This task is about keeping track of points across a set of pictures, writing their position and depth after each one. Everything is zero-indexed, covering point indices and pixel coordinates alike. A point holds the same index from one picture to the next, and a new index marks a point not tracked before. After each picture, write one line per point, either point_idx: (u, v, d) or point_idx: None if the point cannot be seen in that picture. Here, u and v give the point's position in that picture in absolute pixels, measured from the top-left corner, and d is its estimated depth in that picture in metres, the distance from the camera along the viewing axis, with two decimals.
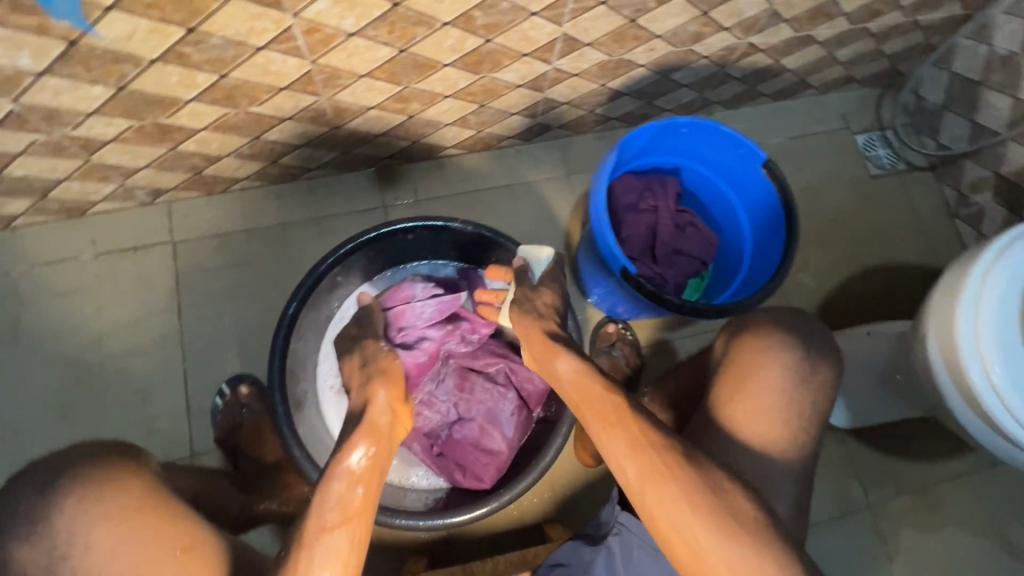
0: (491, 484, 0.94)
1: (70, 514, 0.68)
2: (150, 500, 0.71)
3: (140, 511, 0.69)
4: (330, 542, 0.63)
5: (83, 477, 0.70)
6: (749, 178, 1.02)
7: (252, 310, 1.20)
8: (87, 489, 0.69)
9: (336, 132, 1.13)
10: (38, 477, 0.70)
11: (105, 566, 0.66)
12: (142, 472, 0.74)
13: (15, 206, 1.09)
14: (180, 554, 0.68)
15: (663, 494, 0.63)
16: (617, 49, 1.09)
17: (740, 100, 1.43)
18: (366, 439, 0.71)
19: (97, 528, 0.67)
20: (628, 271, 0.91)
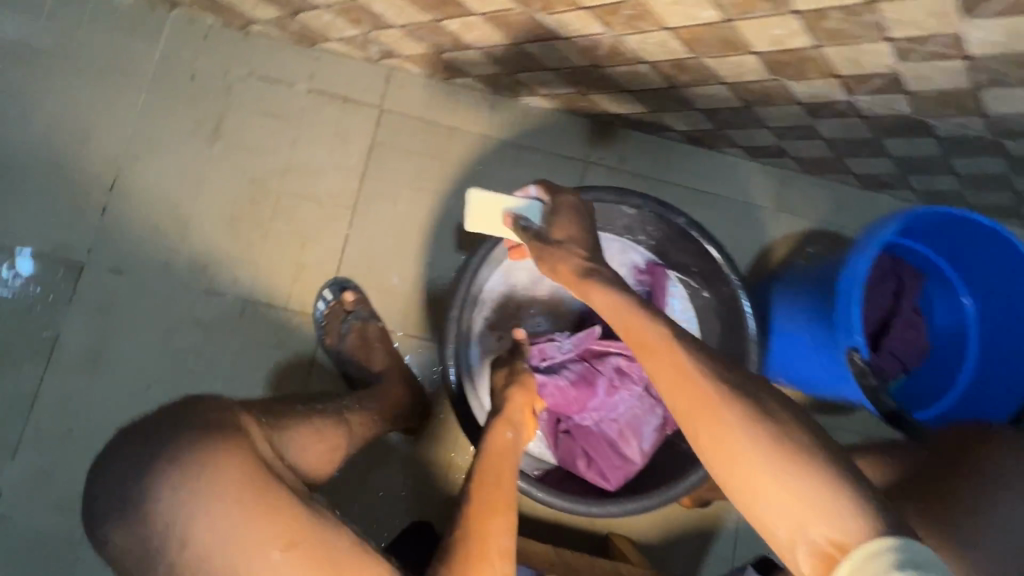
0: (614, 487, 0.88)
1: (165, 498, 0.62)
2: (257, 478, 0.64)
3: (241, 497, 0.62)
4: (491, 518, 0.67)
5: (178, 452, 0.63)
6: (1008, 308, 0.89)
7: (426, 206, 1.16)
8: (182, 466, 0.63)
9: (590, 71, 1.05)
10: (129, 448, 0.65)
11: (210, 555, 0.61)
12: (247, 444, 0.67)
13: (264, 13, 1.07)
14: (283, 552, 0.61)
15: (744, 467, 0.53)
16: (929, 110, 0.95)
17: (991, 213, 1.26)
18: (506, 425, 0.79)
19: (197, 515, 0.61)
20: (857, 354, 0.81)
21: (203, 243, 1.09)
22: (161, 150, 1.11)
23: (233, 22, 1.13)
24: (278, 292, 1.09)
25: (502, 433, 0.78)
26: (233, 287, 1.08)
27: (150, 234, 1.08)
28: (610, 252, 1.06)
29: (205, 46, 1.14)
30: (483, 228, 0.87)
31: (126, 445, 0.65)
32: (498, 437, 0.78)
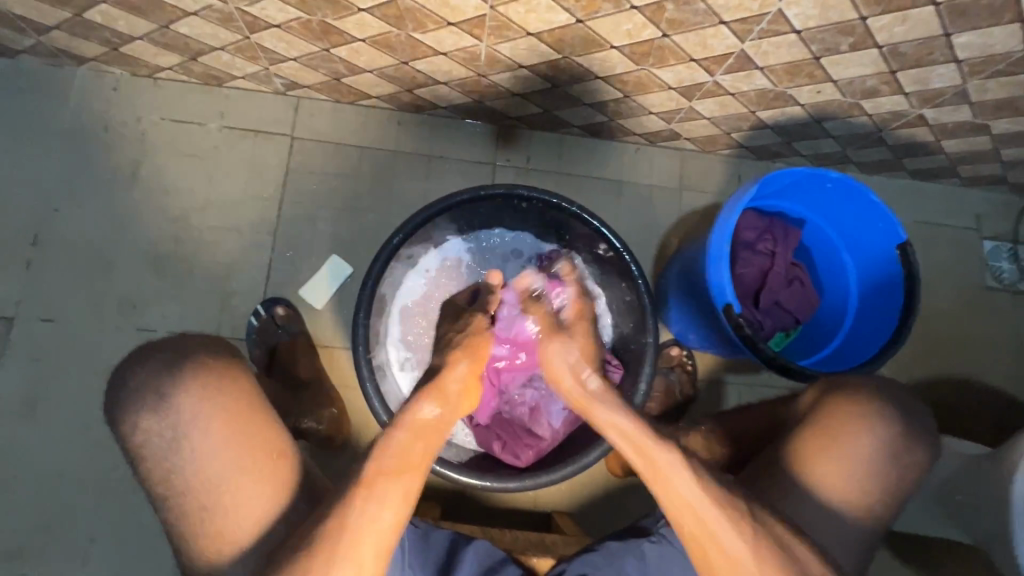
0: (524, 465, 0.96)
1: (204, 378, 0.69)
2: (257, 405, 0.70)
3: (250, 410, 0.70)
4: (387, 488, 0.63)
5: (203, 362, 0.70)
6: (874, 251, 0.98)
7: (345, 223, 1.21)
8: (210, 378, 0.69)
9: (478, 80, 1.11)
10: (167, 352, 0.71)
11: (212, 454, 0.67)
12: (249, 371, 0.73)
13: (166, 60, 1.14)
14: (273, 459, 0.69)
15: (714, 531, 0.64)
16: (784, 81, 1.04)
17: (876, 166, 1.35)
18: (429, 399, 0.69)
19: (214, 411, 0.68)
20: (731, 310, 0.88)
21: (131, 283, 1.13)
22: (83, 200, 1.16)
23: (140, 71, 1.18)
24: (209, 321, 1.14)
25: (421, 411, 0.68)
26: (162, 322, 1.13)
27: (78, 280, 1.12)
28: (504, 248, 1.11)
29: (117, 97, 1.19)
30: (318, 294, 1.16)
31: (152, 354, 0.70)
32: (416, 413, 0.68)
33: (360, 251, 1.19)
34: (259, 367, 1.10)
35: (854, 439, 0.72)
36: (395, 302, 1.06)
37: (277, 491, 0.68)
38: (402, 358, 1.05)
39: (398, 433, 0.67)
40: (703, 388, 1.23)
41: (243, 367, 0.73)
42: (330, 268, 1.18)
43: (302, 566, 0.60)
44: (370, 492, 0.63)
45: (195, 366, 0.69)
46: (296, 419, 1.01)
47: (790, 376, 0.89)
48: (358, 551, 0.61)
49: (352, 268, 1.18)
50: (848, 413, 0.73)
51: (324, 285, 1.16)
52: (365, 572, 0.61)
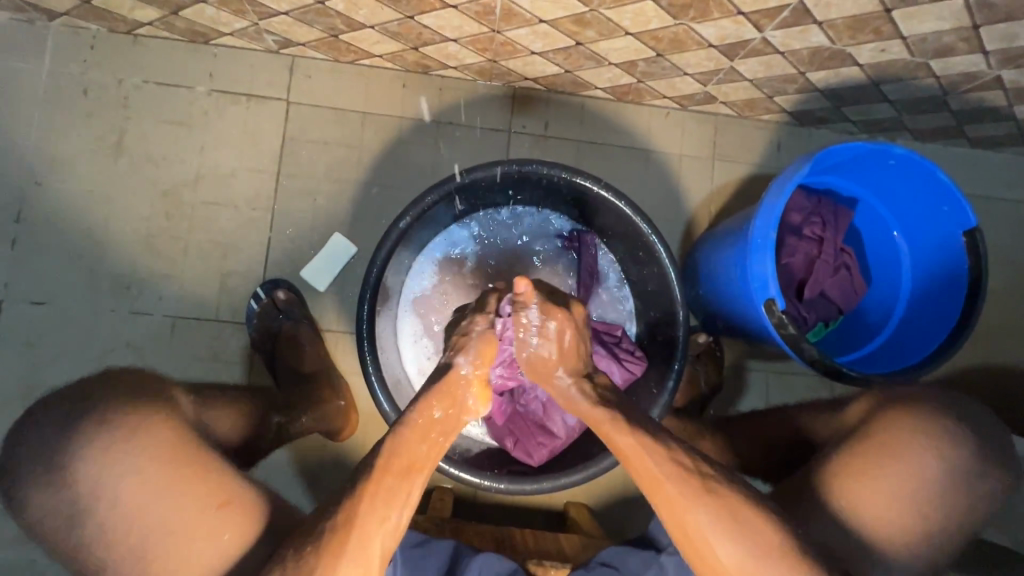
0: (538, 464, 0.91)
1: (106, 439, 0.62)
2: (175, 455, 0.63)
3: (169, 461, 0.63)
4: (394, 487, 0.56)
5: (105, 418, 0.64)
6: (935, 239, 0.87)
7: (347, 198, 1.11)
8: (114, 439, 0.62)
9: (492, 36, 0.99)
10: (64, 412, 0.65)
11: (137, 518, 0.60)
12: (162, 418, 0.66)
13: (144, 14, 1.02)
14: (214, 510, 0.62)
15: (673, 499, 0.57)
16: (844, 37, 0.90)
17: (933, 134, 1.22)
18: (440, 400, 0.61)
19: (126, 475, 0.61)
20: (774, 306, 0.79)
21: (122, 265, 1.07)
22: (66, 172, 1.07)
23: (117, 27, 1.07)
24: (206, 305, 1.07)
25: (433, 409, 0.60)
26: (158, 304, 1.06)
27: (66, 260, 1.06)
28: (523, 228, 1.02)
29: (94, 57, 1.09)
30: (319, 274, 1.08)
31: (51, 415, 0.65)
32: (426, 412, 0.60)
33: (364, 228, 1.11)
34: (260, 354, 1.04)
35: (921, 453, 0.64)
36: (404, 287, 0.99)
37: (226, 540, 0.61)
38: (413, 346, 1.00)
39: (406, 431, 0.59)
40: (727, 374, 1.16)
41: (156, 414, 0.66)
42: (333, 245, 1.09)
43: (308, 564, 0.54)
44: (379, 490, 0.56)
45: (98, 423, 0.63)
46: (289, 423, 0.93)
47: (834, 379, 0.81)
48: (373, 544, 0.55)
49: (356, 247, 1.10)
50: (909, 430, 0.65)
51: (327, 266, 1.09)
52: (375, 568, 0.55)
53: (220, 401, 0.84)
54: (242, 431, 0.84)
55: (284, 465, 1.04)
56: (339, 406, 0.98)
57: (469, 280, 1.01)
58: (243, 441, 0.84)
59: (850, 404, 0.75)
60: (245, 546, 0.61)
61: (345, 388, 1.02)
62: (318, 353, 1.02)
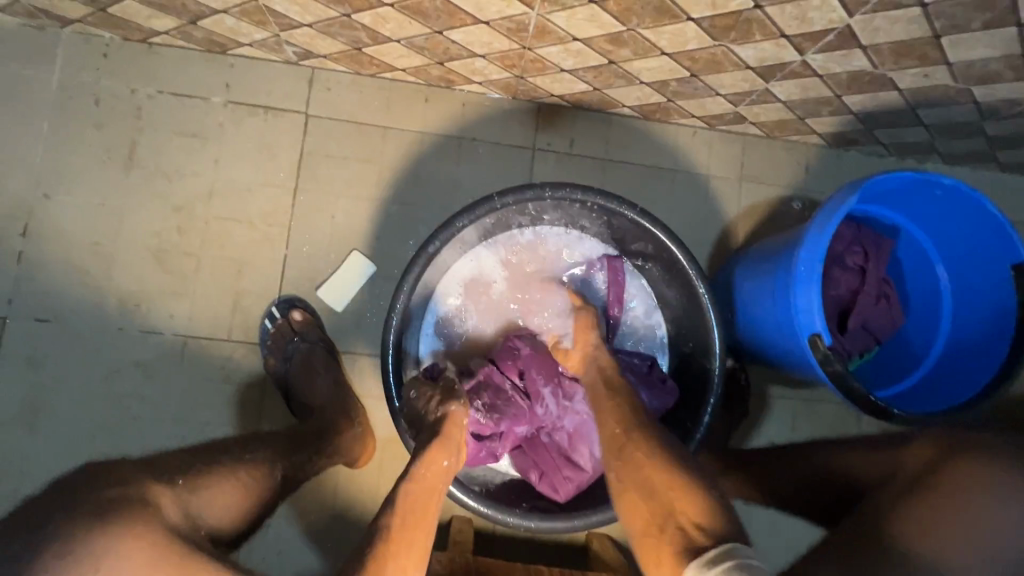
0: (565, 499, 0.87)
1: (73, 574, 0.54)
2: (161, 567, 0.56)
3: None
4: (410, 541, 0.61)
5: (63, 548, 0.54)
6: (980, 273, 0.84)
7: (366, 215, 1.08)
8: (83, 569, 0.54)
9: (522, 53, 0.95)
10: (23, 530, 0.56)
11: None
12: (136, 529, 0.57)
13: (161, 23, 0.98)
14: None
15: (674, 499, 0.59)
16: (888, 62, 0.87)
17: (964, 158, 1.19)
18: (445, 451, 0.70)
19: None
20: (820, 341, 0.76)
21: (132, 282, 1.02)
22: (75, 184, 1.03)
23: (132, 35, 1.03)
24: (219, 324, 1.03)
25: (439, 461, 0.69)
26: (168, 323, 1.02)
27: (74, 276, 1.02)
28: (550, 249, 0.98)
29: (107, 65, 1.05)
30: (336, 292, 1.05)
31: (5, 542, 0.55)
32: (433, 465, 0.69)
33: (383, 246, 1.07)
34: (274, 377, 1.00)
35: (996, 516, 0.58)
36: (428, 311, 0.95)
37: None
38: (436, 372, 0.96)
39: (418, 485, 0.66)
40: (752, 401, 1.13)
41: (124, 534, 0.57)
42: (351, 264, 1.05)
43: None
44: (400, 545, 0.60)
45: (57, 558, 0.54)
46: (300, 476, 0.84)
47: (876, 417, 0.79)
48: None
49: (375, 266, 1.06)
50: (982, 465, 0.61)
51: (345, 285, 1.05)
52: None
53: (220, 472, 0.72)
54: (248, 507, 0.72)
55: (298, 491, 1.00)
56: (356, 434, 0.94)
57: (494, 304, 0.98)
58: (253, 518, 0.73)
59: (912, 447, 0.71)
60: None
61: (362, 414, 0.98)
62: (335, 378, 0.98)
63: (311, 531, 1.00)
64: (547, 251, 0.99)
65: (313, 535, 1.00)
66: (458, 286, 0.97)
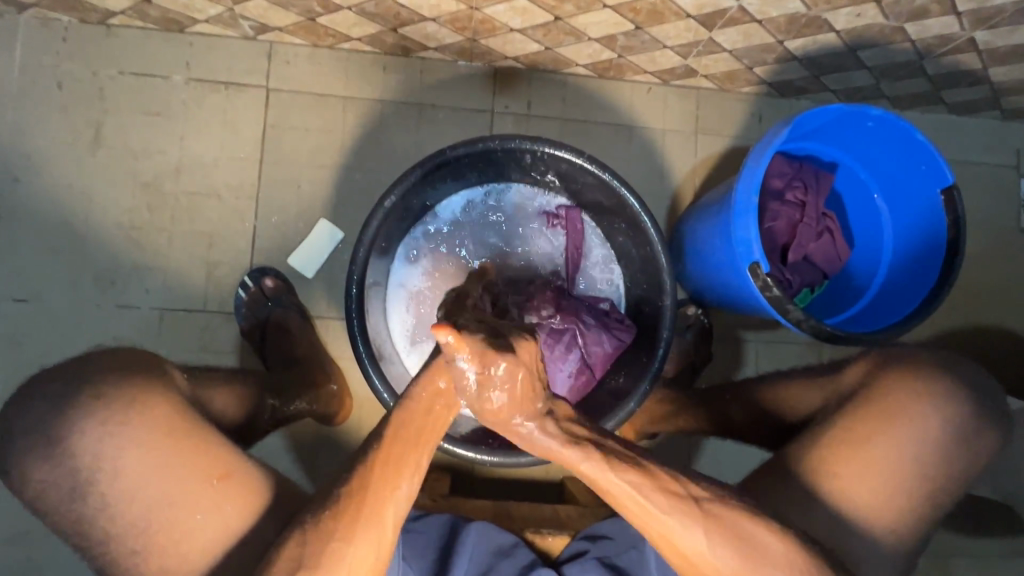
0: None
1: (103, 412, 0.61)
2: (176, 427, 0.62)
3: (168, 434, 0.62)
4: (408, 458, 0.55)
5: (99, 391, 0.62)
6: (914, 201, 0.88)
7: (332, 184, 1.11)
8: (110, 410, 0.61)
9: (471, 14, 0.98)
10: (60, 383, 0.64)
11: (137, 491, 0.60)
12: (162, 390, 0.65)
13: (116, 2, 1.00)
14: (214, 482, 0.61)
15: (679, 534, 0.54)
16: (820, 3, 0.91)
17: (910, 101, 1.23)
18: (443, 371, 0.54)
19: (129, 440, 0.60)
20: (759, 269, 0.80)
21: (107, 259, 1.05)
22: (43, 167, 1.06)
23: (89, 17, 1.05)
24: (194, 295, 1.07)
25: (435, 382, 0.54)
26: (145, 297, 1.06)
27: (49, 255, 1.04)
28: (507, 207, 1.03)
29: (68, 49, 1.07)
30: (305, 259, 1.08)
31: (43, 387, 0.63)
32: (428, 387, 0.54)
33: (350, 213, 1.10)
34: (250, 341, 1.04)
35: (914, 431, 0.66)
36: (392, 270, 1.00)
37: (228, 513, 0.61)
38: (405, 329, 1.00)
39: (414, 406, 0.55)
40: (721, 345, 1.17)
41: (149, 386, 0.64)
42: (319, 231, 1.09)
43: (326, 527, 0.54)
44: (390, 459, 0.54)
45: (94, 397, 0.62)
46: (284, 405, 0.90)
47: (822, 339, 0.82)
48: (386, 505, 0.55)
49: (343, 233, 1.09)
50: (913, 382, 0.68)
51: (315, 252, 1.08)
52: (388, 535, 0.55)
53: (220, 378, 0.80)
54: (243, 410, 0.81)
55: (280, 450, 1.04)
56: (332, 390, 0.98)
57: (456, 263, 1.02)
58: (243, 420, 0.80)
59: (850, 366, 0.78)
60: (252, 517, 0.62)
61: (337, 373, 1.02)
62: (309, 339, 1.02)
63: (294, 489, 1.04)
64: (505, 210, 1.04)
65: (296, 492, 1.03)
66: (421, 247, 1.01)
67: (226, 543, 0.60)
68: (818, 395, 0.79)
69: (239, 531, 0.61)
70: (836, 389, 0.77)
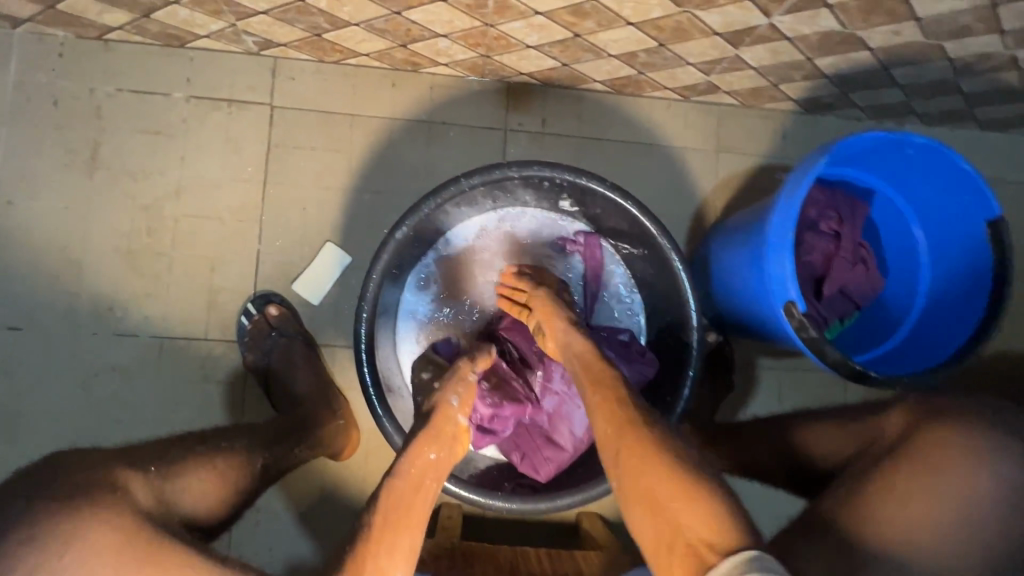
0: (545, 479, 0.88)
1: (34, 560, 0.54)
2: (123, 559, 0.56)
3: (117, 564, 0.56)
4: (395, 541, 0.58)
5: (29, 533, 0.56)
6: (956, 231, 0.83)
7: (338, 206, 1.06)
8: (43, 552, 0.55)
9: (485, 30, 0.93)
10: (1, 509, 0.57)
11: None
12: (100, 514, 0.58)
13: (114, 18, 0.96)
14: None
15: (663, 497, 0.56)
16: (857, 21, 0.86)
17: (942, 118, 1.18)
18: (431, 444, 0.69)
19: None
20: (794, 308, 0.75)
21: (103, 285, 1.01)
22: (39, 188, 1.01)
23: (86, 32, 1.01)
24: (195, 322, 1.02)
25: (424, 454, 0.68)
26: (144, 325, 1.01)
27: (43, 282, 1.00)
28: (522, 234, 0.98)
29: (63, 65, 1.02)
30: (312, 283, 1.04)
31: None
32: (419, 459, 0.67)
33: (357, 237, 1.06)
34: (255, 373, 1.00)
35: (960, 480, 0.60)
36: (403, 300, 0.95)
37: None
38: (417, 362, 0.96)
39: (400, 481, 0.64)
40: (742, 373, 1.12)
41: (83, 514, 0.57)
42: (325, 255, 1.04)
43: None
44: (382, 542, 0.58)
45: (27, 535, 0.55)
46: (280, 460, 0.84)
47: (855, 381, 0.78)
48: None
49: (350, 257, 1.05)
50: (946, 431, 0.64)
51: (321, 278, 1.04)
52: None
53: (192, 459, 0.73)
54: (225, 492, 0.74)
55: (285, 485, 1.00)
56: (337, 426, 0.94)
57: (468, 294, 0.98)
58: (229, 500, 0.74)
59: (886, 416, 0.73)
60: None
61: (344, 406, 0.97)
62: (314, 371, 0.97)
63: (299, 526, 0.99)
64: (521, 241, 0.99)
65: (302, 529, 0.99)
66: (433, 276, 0.97)
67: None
68: (853, 443, 0.75)
69: None
70: (875, 439, 0.72)
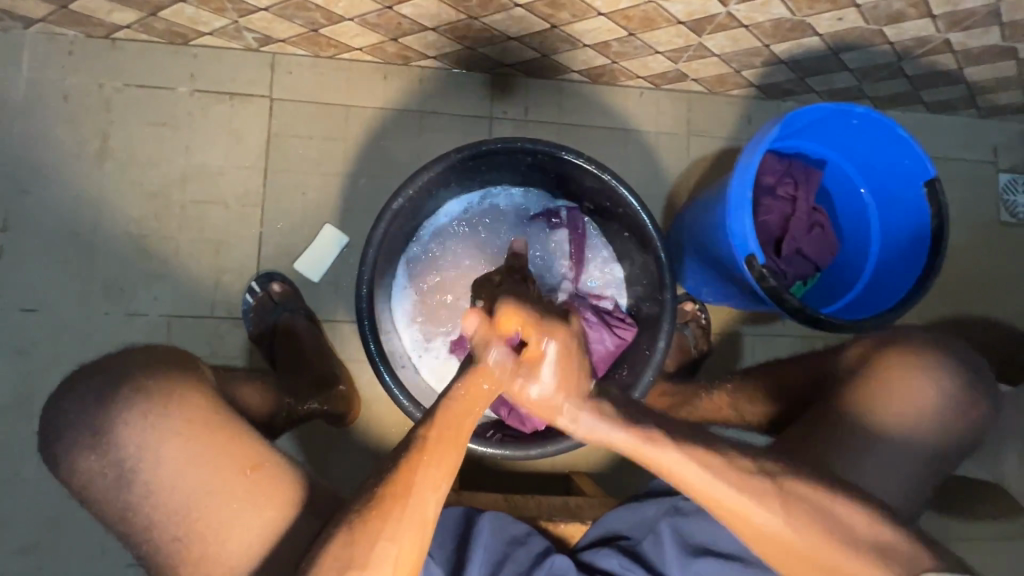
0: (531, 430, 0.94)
1: (144, 405, 0.65)
2: (214, 420, 0.66)
3: (205, 423, 0.65)
4: (447, 456, 0.57)
5: (140, 383, 0.67)
6: (898, 193, 0.92)
7: (336, 190, 1.13)
8: (151, 402, 0.65)
9: (470, 23, 1.02)
10: (100, 382, 0.68)
11: (177, 482, 0.63)
12: (199, 385, 0.69)
13: (122, 17, 1.03)
14: (248, 474, 0.64)
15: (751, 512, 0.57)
16: (804, 8, 0.95)
17: (892, 101, 1.28)
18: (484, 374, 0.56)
19: (172, 430, 0.64)
20: (754, 260, 0.83)
21: (114, 267, 1.07)
22: (51, 178, 1.07)
23: (95, 32, 1.07)
24: (202, 301, 1.08)
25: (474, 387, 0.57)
26: (153, 305, 1.07)
27: (56, 266, 1.05)
28: (508, 210, 1.06)
29: (73, 62, 1.09)
30: (312, 262, 1.10)
31: (86, 384, 0.68)
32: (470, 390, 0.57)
33: (354, 218, 1.13)
34: (259, 346, 1.06)
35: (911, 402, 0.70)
36: (399, 273, 1.02)
37: (263, 504, 0.64)
38: (411, 332, 1.03)
39: (455, 404, 0.57)
40: (718, 338, 1.20)
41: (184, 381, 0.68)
42: (324, 236, 1.11)
43: (369, 527, 0.55)
44: (432, 455, 0.57)
45: (132, 390, 0.66)
46: (298, 404, 0.94)
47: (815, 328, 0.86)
48: (426, 503, 0.57)
49: (348, 238, 1.11)
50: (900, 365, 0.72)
51: (321, 257, 1.10)
52: (426, 535, 0.57)
53: (241, 379, 0.88)
54: (265, 405, 0.88)
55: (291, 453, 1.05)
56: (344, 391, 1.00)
57: (455, 267, 1.04)
58: (266, 417, 0.87)
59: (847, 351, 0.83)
60: (288, 509, 0.64)
61: (345, 374, 1.04)
62: (318, 341, 1.04)
63: None
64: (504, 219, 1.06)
65: None
66: (426, 250, 1.04)
67: (264, 535, 0.63)
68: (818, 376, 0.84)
69: (275, 523, 0.64)
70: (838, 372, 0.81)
